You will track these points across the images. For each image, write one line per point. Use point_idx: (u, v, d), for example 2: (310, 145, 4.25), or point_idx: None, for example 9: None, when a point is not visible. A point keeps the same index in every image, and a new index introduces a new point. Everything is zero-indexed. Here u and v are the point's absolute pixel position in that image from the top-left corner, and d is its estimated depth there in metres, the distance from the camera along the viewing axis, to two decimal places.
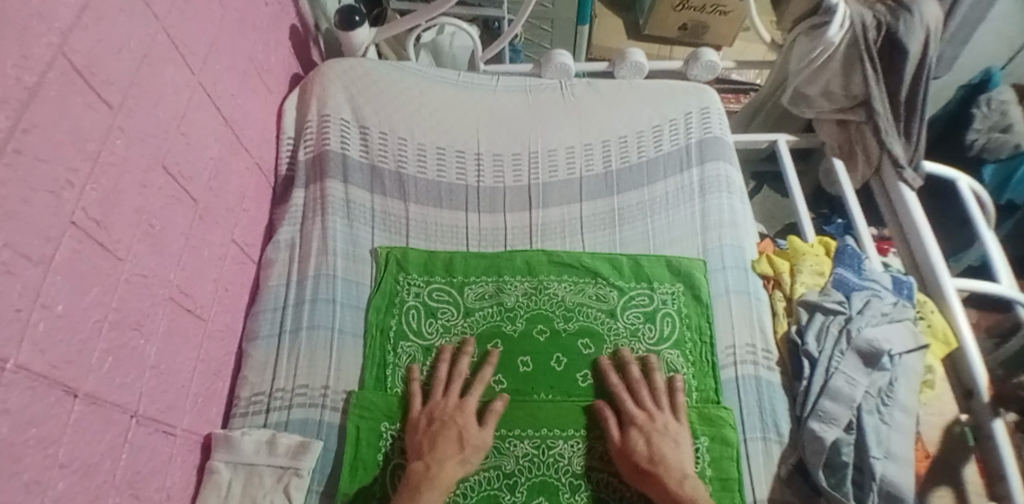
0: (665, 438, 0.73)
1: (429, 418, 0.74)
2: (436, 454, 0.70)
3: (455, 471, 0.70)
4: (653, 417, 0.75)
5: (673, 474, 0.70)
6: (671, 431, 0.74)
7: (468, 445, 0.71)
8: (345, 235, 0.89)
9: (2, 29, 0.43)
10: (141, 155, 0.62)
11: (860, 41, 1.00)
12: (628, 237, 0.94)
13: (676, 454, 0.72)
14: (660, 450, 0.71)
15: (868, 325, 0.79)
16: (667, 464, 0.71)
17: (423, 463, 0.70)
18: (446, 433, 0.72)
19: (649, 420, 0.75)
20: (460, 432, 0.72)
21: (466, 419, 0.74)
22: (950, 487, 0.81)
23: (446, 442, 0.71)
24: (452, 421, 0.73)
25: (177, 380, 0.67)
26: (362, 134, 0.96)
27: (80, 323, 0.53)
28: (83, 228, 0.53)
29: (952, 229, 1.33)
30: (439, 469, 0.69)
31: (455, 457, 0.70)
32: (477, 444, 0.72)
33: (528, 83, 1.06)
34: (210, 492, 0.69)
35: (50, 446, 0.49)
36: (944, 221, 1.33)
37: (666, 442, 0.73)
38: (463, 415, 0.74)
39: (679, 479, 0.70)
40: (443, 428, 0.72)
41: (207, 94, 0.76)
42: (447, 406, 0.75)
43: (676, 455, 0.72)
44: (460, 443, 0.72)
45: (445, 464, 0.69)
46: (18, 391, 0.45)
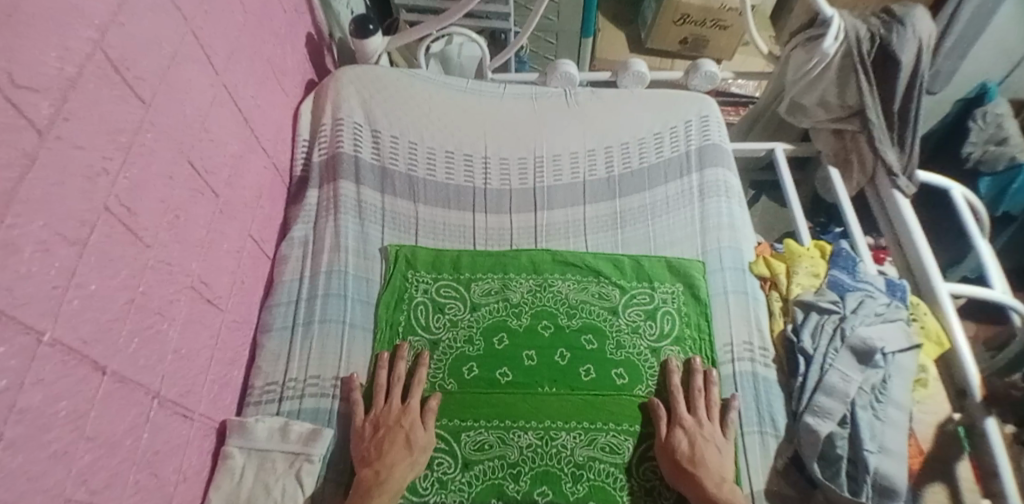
0: (710, 444, 0.75)
1: (378, 425, 0.76)
2: (384, 462, 0.72)
3: (404, 475, 0.72)
4: (701, 425, 0.77)
5: (711, 478, 0.72)
6: (716, 438, 0.77)
7: (416, 451, 0.74)
8: (356, 233, 0.92)
9: (42, 21, 0.47)
10: (169, 149, 0.66)
11: (854, 52, 1.04)
12: (630, 238, 0.97)
13: (717, 460, 0.74)
14: (702, 455, 0.74)
15: (862, 323, 0.82)
16: (706, 467, 0.73)
17: (372, 470, 0.72)
18: (393, 440, 0.74)
19: (697, 425, 0.77)
20: (404, 437, 0.74)
21: (411, 424, 0.75)
22: (943, 483, 0.83)
23: (392, 447, 0.73)
24: (398, 427, 0.75)
25: (196, 366, 0.70)
26: (374, 138, 1.00)
27: (108, 304, 0.56)
28: (115, 213, 0.57)
29: (948, 241, 1.36)
30: (387, 475, 0.71)
31: (405, 462, 0.73)
32: (420, 447, 0.74)
33: (534, 91, 1.09)
34: (223, 477, 0.71)
35: (78, 419, 0.52)
36: (940, 233, 1.36)
37: (710, 448, 0.75)
38: (408, 420, 0.76)
39: (716, 483, 0.72)
40: (389, 435, 0.74)
41: (229, 94, 0.80)
42: (392, 414, 0.76)
43: (716, 461, 0.74)
44: (406, 448, 0.73)
45: (394, 470, 0.71)
46: (51, 363, 0.48)
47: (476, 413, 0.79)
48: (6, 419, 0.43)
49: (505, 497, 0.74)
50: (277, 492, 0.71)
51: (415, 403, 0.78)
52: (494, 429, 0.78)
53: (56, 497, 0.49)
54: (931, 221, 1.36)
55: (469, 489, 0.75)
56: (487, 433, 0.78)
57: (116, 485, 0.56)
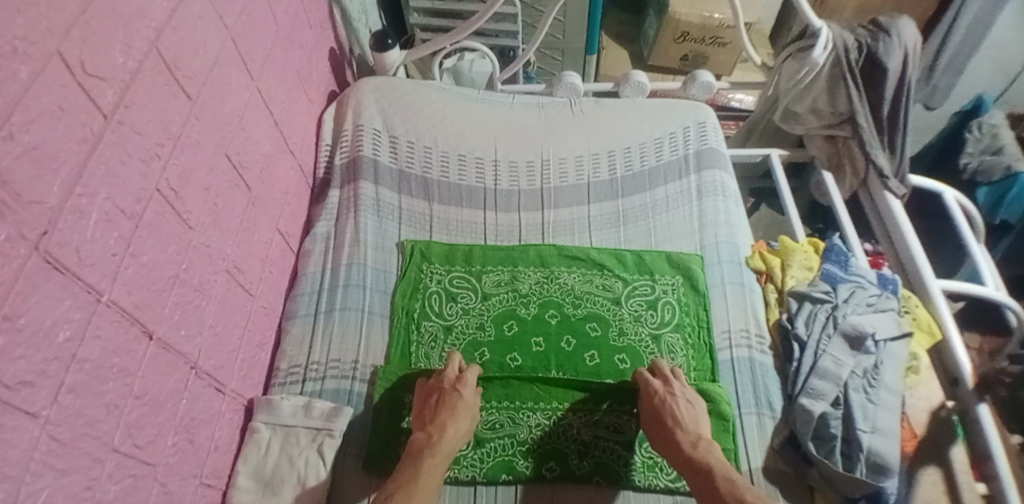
0: (680, 400, 0.78)
1: (434, 389, 0.79)
2: (436, 425, 0.75)
3: (453, 439, 0.74)
4: (669, 384, 0.80)
5: (689, 438, 0.75)
6: (687, 394, 0.80)
7: (466, 415, 0.77)
8: (374, 229, 0.99)
9: (112, 21, 0.55)
10: (211, 143, 0.74)
11: (842, 61, 1.11)
12: (632, 235, 1.03)
13: (692, 417, 0.77)
14: (674, 413, 0.76)
15: (853, 312, 0.87)
16: (682, 426, 0.76)
17: (426, 433, 0.75)
18: (447, 403, 0.77)
19: (665, 386, 0.80)
20: (459, 400, 0.77)
21: (464, 390, 0.78)
22: (938, 465, 0.86)
23: (449, 410, 0.76)
24: (452, 391, 0.78)
25: (228, 342, 0.76)
26: (392, 143, 1.07)
27: (158, 275, 0.63)
28: (164, 195, 0.64)
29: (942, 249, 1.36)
30: (438, 437, 0.74)
31: (458, 426, 0.75)
32: (472, 413, 0.78)
33: (540, 100, 1.17)
34: (251, 450, 0.77)
35: (128, 377, 0.58)
36: (934, 241, 1.37)
37: (683, 405, 0.78)
38: (462, 385, 0.79)
39: (692, 443, 0.75)
40: (445, 397, 0.77)
41: (262, 98, 0.88)
42: (447, 379, 0.80)
43: (690, 420, 0.77)
44: (458, 411, 0.76)
45: (445, 432, 0.74)
46: (108, 322, 0.55)
47: (487, 394, 0.83)
48: (66, 367, 0.50)
49: (515, 472, 0.78)
50: (300, 464, 0.76)
51: (470, 372, 0.82)
52: (503, 410, 0.83)
53: (107, 444, 0.55)
54: (928, 234, 1.38)
55: (481, 464, 0.79)
56: (497, 414, 0.82)
57: (157, 442, 0.62)
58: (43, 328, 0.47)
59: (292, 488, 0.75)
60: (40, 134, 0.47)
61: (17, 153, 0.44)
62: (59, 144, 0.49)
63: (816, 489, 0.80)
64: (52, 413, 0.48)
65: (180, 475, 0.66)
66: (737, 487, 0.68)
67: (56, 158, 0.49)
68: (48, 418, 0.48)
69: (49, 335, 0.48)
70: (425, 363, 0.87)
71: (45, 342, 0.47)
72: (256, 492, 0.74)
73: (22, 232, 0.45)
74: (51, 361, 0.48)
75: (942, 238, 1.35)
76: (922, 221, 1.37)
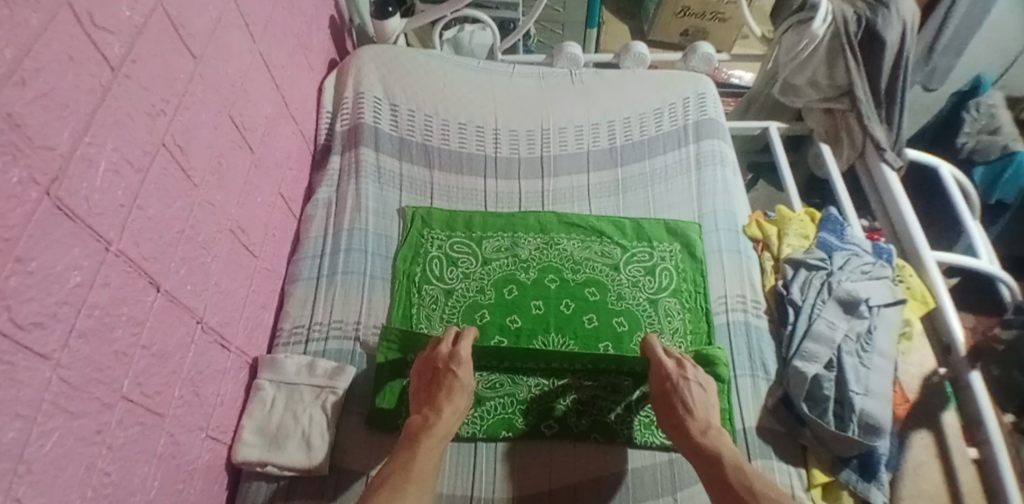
0: (693, 384, 0.77)
1: (429, 368, 0.79)
2: (433, 407, 0.74)
3: (452, 419, 0.73)
4: (682, 367, 0.79)
5: (698, 424, 0.74)
6: (699, 378, 0.79)
7: (462, 395, 0.76)
8: (375, 194, 1.00)
9: None
10: (214, 103, 0.74)
11: (841, 34, 1.11)
12: (631, 202, 1.04)
13: (702, 403, 0.76)
14: (685, 400, 0.76)
15: (848, 278, 0.88)
16: (691, 413, 0.75)
17: (422, 416, 0.74)
18: (444, 385, 0.76)
19: (678, 368, 0.79)
20: (455, 380, 0.76)
21: (459, 369, 0.77)
22: (929, 429, 0.86)
23: (445, 392, 0.75)
24: (446, 371, 0.77)
25: (233, 301, 0.78)
26: (392, 111, 1.08)
27: (164, 230, 0.63)
28: (170, 150, 0.64)
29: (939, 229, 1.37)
30: (436, 419, 0.73)
31: (455, 406, 0.75)
32: (468, 392, 0.77)
33: (541, 70, 1.17)
34: (256, 407, 0.79)
35: (136, 326, 0.59)
36: (932, 221, 1.38)
37: (694, 389, 0.77)
38: (456, 364, 0.77)
39: (700, 430, 0.74)
40: (440, 379, 0.77)
41: (264, 61, 0.88)
42: (440, 358, 0.78)
43: (699, 405, 0.76)
44: (455, 392, 0.75)
45: (442, 413, 0.74)
46: (117, 271, 0.56)
47: (487, 356, 0.85)
48: (77, 312, 0.51)
49: (515, 429, 0.80)
50: (305, 420, 0.78)
51: (465, 349, 0.79)
52: (504, 370, 0.84)
53: (116, 390, 0.56)
54: (927, 213, 1.39)
55: (482, 421, 0.81)
56: (498, 374, 0.84)
57: (165, 393, 0.64)
58: (54, 272, 0.48)
59: (296, 444, 0.76)
60: (50, 82, 0.47)
61: (27, 99, 0.45)
62: (69, 93, 0.49)
63: (808, 448, 0.82)
64: (64, 357, 0.49)
65: (187, 426, 0.68)
66: (746, 476, 0.67)
67: (66, 106, 0.49)
68: (59, 360, 0.49)
69: (60, 280, 0.49)
70: (425, 324, 0.88)
71: (56, 286, 0.48)
72: (261, 446, 0.76)
73: (33, 176, 0.45)
74: (62, 305, 0.49)
75: (939, 216, 1.36)
76: (922, 202, 1.39)
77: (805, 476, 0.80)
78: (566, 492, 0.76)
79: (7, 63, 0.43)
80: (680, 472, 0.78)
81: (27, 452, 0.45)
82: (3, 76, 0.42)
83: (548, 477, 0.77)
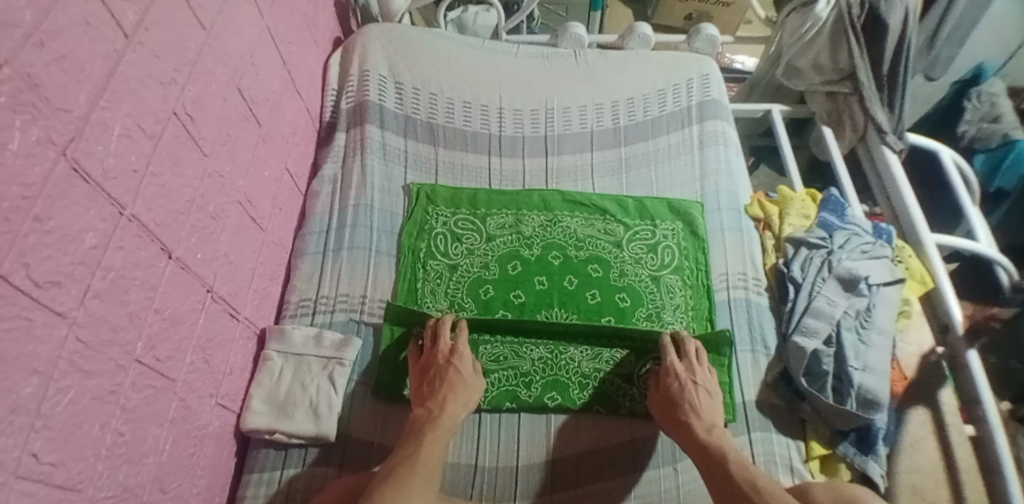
0: (700, 389, 0.78)
1: (428, 364, 0.79)
2: (437, 400, 0.75)
3: (455, 413, 0.74)
4: (691, 371, 0.79)
5: (702, 424, 0.74)
6: (707, 383, 0.79)
7: (466, 389, 0.77)
8: (381, 171, 1.01)
9: None
10: (224, 75, 0.75)
11: (845, 17, 1.11)
12: (634, 180, 1.04)
13: (709, 407, 0.76)
14: (692, 401, 0.76)
15: (848, 257, 0.90)
16: (697, 413, 0.75)
17: (426, 409, 0.75)
18: (447, 379, 0.77)
19: (687, 372, 0.79)
20: (457, 376, 0.77)
21: (460, 363, 0.78)
22: (927, 406, 0.87)
23: (448, 386, 0.76)
24: (447, 367, 0.78)
25: (241, 272, 0.79)
26: (398, 89, 1.08)
27: (174, 197, 0.64)
28: (180, 119, 0.65)
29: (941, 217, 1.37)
30: (440, 412, 0.74)
31: (459, 400, 0.75)
32: (471, 386, 0.78)
33: (546, 50, 1.17)
34: (264, 377, 0.80)
35: (149, 290, 0.60)
36: (934, 209, 1.38)
37: (700, 393, 0.77)
38: (457, 359, 0.79)
39: (706, 429, 0.74)
40: (443, 373, 0.77)
41: (272, 37, 0.89)
42: (441, 353, 0.79)
43: (705, 407, 0.76)
44: (457, 387, 0.76)
45: (447, 407, 0.74)
46: (130, 235, 0.57)
47: (491, 329, 0.86)
48: (92, 273, 0.51)
49: (518, 400, 0.82)
50: (312, 389, 0.79)
51: (465, 346, 0.81)
52: (507, 343, 0.85)
53: (130, 353, 0.57)
54: (929, 201, 1.39)
55: (487, 393, 0.82)
56: (502, 346, 0.85)
57: (176, 358, 0.65)
58: (71, 233, 0.49)
59: (304, 412, 0.77)
60: (68, 45, 0.48)
61: (45, 61, 0.45)
62: (85, 58, 0.50)
63: (807, 422, 0.83)
64: (80, 316, 0.50)
65: (198, 392, 0.69)
66: (751, 473, 0.67)
67: (82, 71, 0.50)
68: (75, 319, 0.49)
69: (76, 240, 0.49)
70: (430, 299, 0.89)
71: (72, 246, 0.49)
72: (269, 415, 0.77)
73: (50, 136, 0.46)
74: (78, 265, 0.50)
75: (940, 204, 1.37)
76: (923, 191, 1.40)
77: (804, 448, 0.82)
78: (569, 462, 0.77)
79: (26, 25, 0.43)
80: None
81: (43, 407, 0.46)
82: (22, 37, 0.43)
83: (551, 448, 0.79)
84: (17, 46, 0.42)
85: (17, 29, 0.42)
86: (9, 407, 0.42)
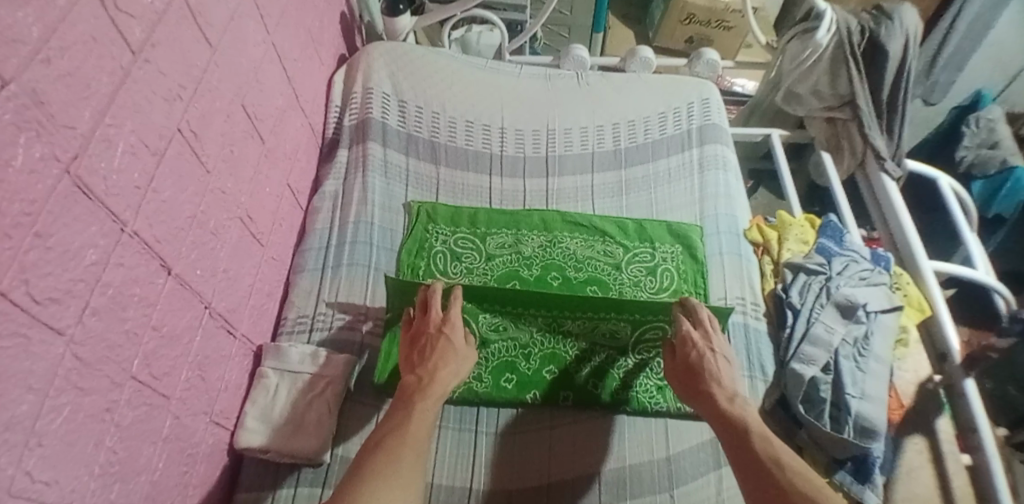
0: (719, 356, 0.76)
1: (418, 333, 0.78)
2: (427, 368, 0.73)
3: (446, 381, 0.72)
4: (708, 339, 0.78)
5: (724, 392, 0.72)
6: (725, 351, 0.77)
7: (456, 358, 0.75)
8: (382, 189, 1.01)
9: None
10: (228, 91, 0.75)
11: (844, 44, 1.12)
12: (634, 204, 1.05)
13: (729, 374, 0.75)
14: (712, 369, 0.74)
15: (846, 284, 0.90)
16: (718, 381, 0.73)
17: (416, 376, 0.73)
18: (437, 347, 0.75)
19: (704, 340, 0.78)
20: (447, 344, 0.76)
21: (451, 332, 0.77)
22: (923, 435, 0.86)
23: (439, 355, 0.74)
24: (438, 336, 0.77)
25: (239, 288, 0.79)
26: (400, 107, 1.09)
27: (175, 214, 0.64)
28: (184, 136, 0.65)
29: (940, 243, 1.37)
30: (429, 380, 0.72)
31: (449, 369, 0.73)
32: (462, 357, 0.75)
33: (548, 72, 1.18)
34: (259, 394, 0.80)
35: (147, 307, 0.60)
36: (933, 234, 1.38)
37: (719, 360, 0.75)
38: (449, 328, 0.77)
39: (728, 399, 0.71)
40: (433, 342, 0.76)
41: (277, 54, 0.90)
42: (432, 322, 0.78)
43: (726, 376, 0.74)
44: (448, 356, 0.74)
45: (437, 375, 0.72)
46: (131, 252, 0.57)
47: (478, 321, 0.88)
48: (91, 289, 0.51)
49: (517, 372, 0.86)
50: (308, 408, 0.79)
51: (457, 312, 0.79)
52: (506, 314, 0.88)
53: (126, 370, 0.56)
54: (927, 224, 1.40)
55: (487, 363, 0.86)
56: (500, 317, 0.87)
57: (172, 375, 0.64)
58: (72, 249, 0.49)
59: (299, 431, 0.77)
60: (75, 62, 0.48)
61: (52, 78, 0.46)
62: (92, 74, 0.51)
63: (804, 449, 0.83)
64: (77, 333, 0.50)
65: (192, 410, 0.69)
66: (772, 446, 0.64)
67: (88, 88, 0.50)
68: (73, 337, 0.49)
69: (77, 257, 0.49)
70: None
71: (73, 262, 0.49)
72: (263, 433, 0.77)
73: (54, 153, 0.46)
74: (77, 282, 0.50)
75: (938, 228, 1.37)
76: (920, 217, 1.40)
77: None
78: (565, 486, 0.77)
79: (34, 42, 0.44)
80: (677, 470, 0.78)
81: (38, 426, 0.46)
82: (30, 53, 0.43)
83: (546, 470, 0.78)
84: (24, 62, 0.43)
85: (24, 46, 0.43)
86: (4, 425, 0.42)
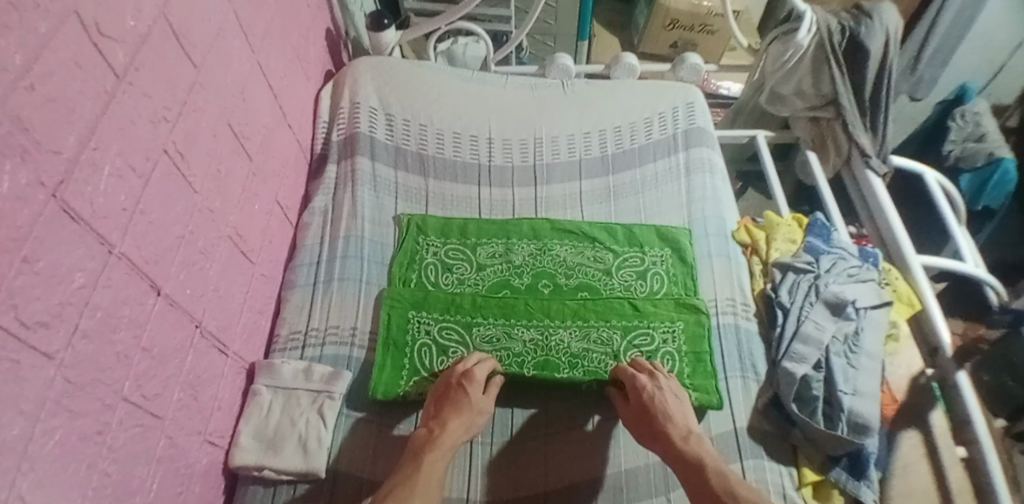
0: (668, 393, 0.79)
1: (443, 384, 0.80)
2: (438, 421, 0.75)
3: (456, 432, 0.74)
4: (655, 378, 0.80)
5: (679, 430, 0.74)
6: (672, 388, 0.81)
7: (471, 414, 0.76)
8: (371, 202, 1.02)
9: None
10: (214, 111, 0.76)
11: (825, 44, 1.13)
12: (622, 209, 1.06)
13: (680, 412, 0.77)
14: (665, 408, 0.76)
15: (835, 281, 0.90)
16: (671, 419, 0.76)
17: (427, 429, 0.75)
18: (453, 399, 0.77)
19: (652, 380, 0.80)
20: (464, 398, 0.77)
21: (470, 387, 0.78)
22: (917, 428, 0.86)
23: (454, 408, 0.76)
24: (458, 389, 0.78)
25: (230, 306, 0.79)
26: (388, 121, 1.10)
27: (163, 235, 0.65)
28: (170, 156, 0.66)
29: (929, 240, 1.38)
30: (440, 432, 0.74)
31: (460, 422, 0.75)
32: (478, 412, 0.76)
33: (534, 81, 1.19)
34: (252, 412, 0.80)
35: (137, 328, 0.60)
36: (922, 231, 1.39)
37: (669, 398, 0.78)
38: (468, 382, 0.78)
39: (681, 436, 0.74)
40: (450, 393, 0.78)
41: (262, 71, 0.90)
42: (454, 375, 0.80)
43: (678, 414, 0.77)
44: (461, 408, 0.76)
45: (447, 426, 0.74)
46: (118, 273, 0.57)
47: (472, 329, 0.89)
48: (80, 312, 0.51)
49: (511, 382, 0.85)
50: (301, 424, 0.79)
51: (480, 367, 0.80)
52: (498, 325, 0.89)
53: (117, 391, 0.57)
54: (916, 221, 1.41)
55: None
56: (494, 329, 0.89)
57: (164, 396, 0.64)
58: (59, 272, 0.49)
59: (293, 447, 0.77)
60: (58, 88, 0.49)
61: (36, 104, 0.46)
62: (76, 98, 0.51)
63: (798, 448, 0.82)
64: (67, 356, 0.50)
65: (185, 430, 0.69)
66: (729, 481, 0.67)
67: (72, 112, 0.51)
68: (63, 360, 0.49)
69: (65, 280, 0.50)
70: (424, 338, 0.88)
71: (61, 286, 0.49)
72: (257, 452, 0.77)
73: (40, 179, 0.47)
74: (66, 305, 0.50)
75: (927, 224, 1.38)
76: (911, 214, 1.41)
77: (796, 475, 0.80)
78: (562, 494, 0.77)
79: (16, 69, 0.44)
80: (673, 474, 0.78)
81: (30, 449, 0.46)
82: (14, 80, 0.44)
83: (543, 478, 0.78)
84: (7, 89, 0.43)
85: (8, 74, 0.43)
86: None
